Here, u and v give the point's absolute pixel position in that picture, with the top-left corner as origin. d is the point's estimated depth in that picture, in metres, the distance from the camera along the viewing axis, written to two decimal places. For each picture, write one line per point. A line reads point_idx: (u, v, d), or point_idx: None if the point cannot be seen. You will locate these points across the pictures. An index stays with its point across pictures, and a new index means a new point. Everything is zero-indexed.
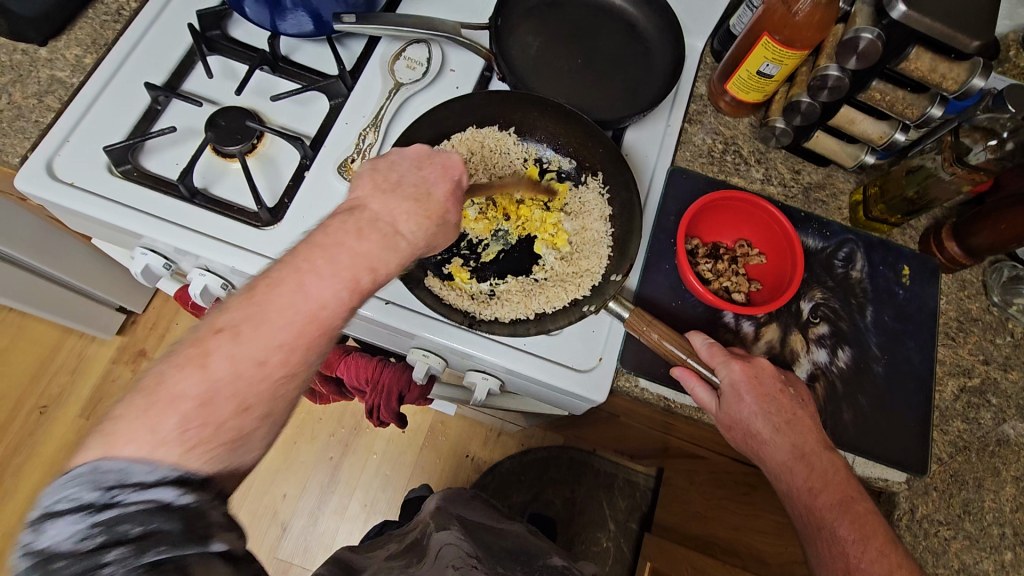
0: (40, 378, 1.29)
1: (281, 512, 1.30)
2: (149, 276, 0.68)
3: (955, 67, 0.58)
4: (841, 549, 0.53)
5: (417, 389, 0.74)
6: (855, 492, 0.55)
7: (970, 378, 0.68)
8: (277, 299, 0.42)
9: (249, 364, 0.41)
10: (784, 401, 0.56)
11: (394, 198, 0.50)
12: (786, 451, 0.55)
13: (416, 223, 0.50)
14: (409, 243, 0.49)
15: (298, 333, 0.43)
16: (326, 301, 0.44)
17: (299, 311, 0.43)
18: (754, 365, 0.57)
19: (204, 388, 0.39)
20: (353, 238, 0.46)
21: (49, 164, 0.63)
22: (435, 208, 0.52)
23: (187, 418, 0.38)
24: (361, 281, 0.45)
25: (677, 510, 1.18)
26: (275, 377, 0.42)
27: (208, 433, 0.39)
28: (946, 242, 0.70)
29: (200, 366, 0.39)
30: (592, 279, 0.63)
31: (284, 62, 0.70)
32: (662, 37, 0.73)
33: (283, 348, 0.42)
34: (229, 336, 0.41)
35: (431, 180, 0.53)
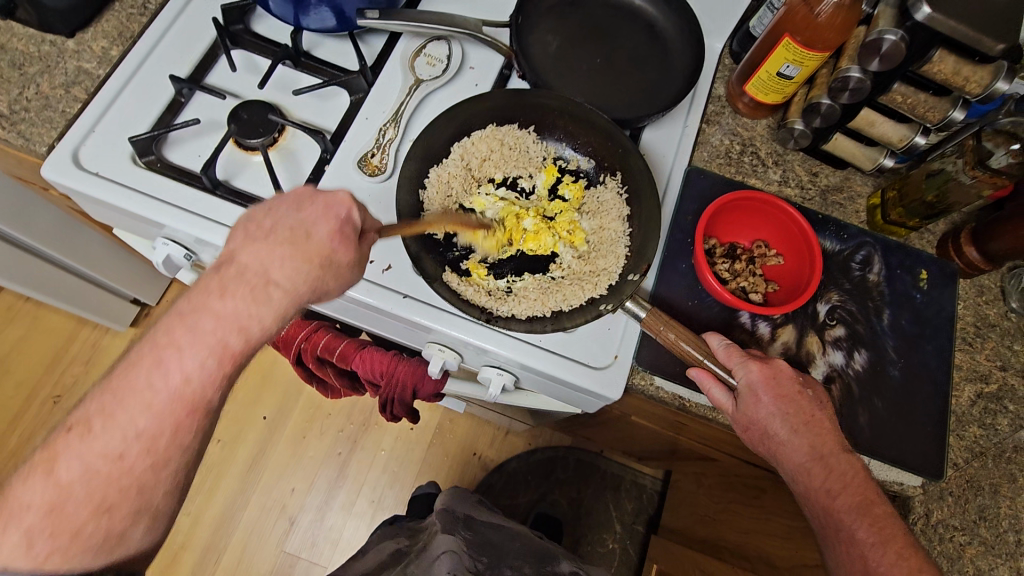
0: (54, 368, 1.30)
1: (290, 506, 1.30)
2: (170, 267, 0.69)
3: (979, 70, 0.57)
4: (859, 551, 0.53)
5: (431, 384, 0.74)
6: (874, 494, 0.55)
7: (987, 384, 0.68)
8: (132, 382, 0.45)
9: (97, 461, 0.44)
10: (802, 403, 0.56)
11: (266, 246, 0.49)
12: (804, 453, 0.55)
13: (293, 270, 0.49)
14: (286, 291, 0.49)
15: (160, 419, 0.45)
16: (188, 376, 0.46)
17: (158, 393, 0.45)
18: (771, 365, 0.57)
19: (50, 495, 0.42)
20: (216, 297, 0.47)
21: (75, 154, 0.64)
22: (316, 251, 0.50)
23: (33, 528, 0.42)
24: (229, 342, 0.47)
25: (686, 513, 1.17)
26: (136, 467, 0.45)
27: (60, 541, 0.42)
28: (964, 247, 0.69)
29: (45, 474, 0.43)
30: (609, 277, 0.63)
31: (306, 58, 0.71)
32: (683, 38, 0.73)
33: (141, 437, 0.45)
34: (77, 434, 0.44)
35: (311, 221, 0.51)
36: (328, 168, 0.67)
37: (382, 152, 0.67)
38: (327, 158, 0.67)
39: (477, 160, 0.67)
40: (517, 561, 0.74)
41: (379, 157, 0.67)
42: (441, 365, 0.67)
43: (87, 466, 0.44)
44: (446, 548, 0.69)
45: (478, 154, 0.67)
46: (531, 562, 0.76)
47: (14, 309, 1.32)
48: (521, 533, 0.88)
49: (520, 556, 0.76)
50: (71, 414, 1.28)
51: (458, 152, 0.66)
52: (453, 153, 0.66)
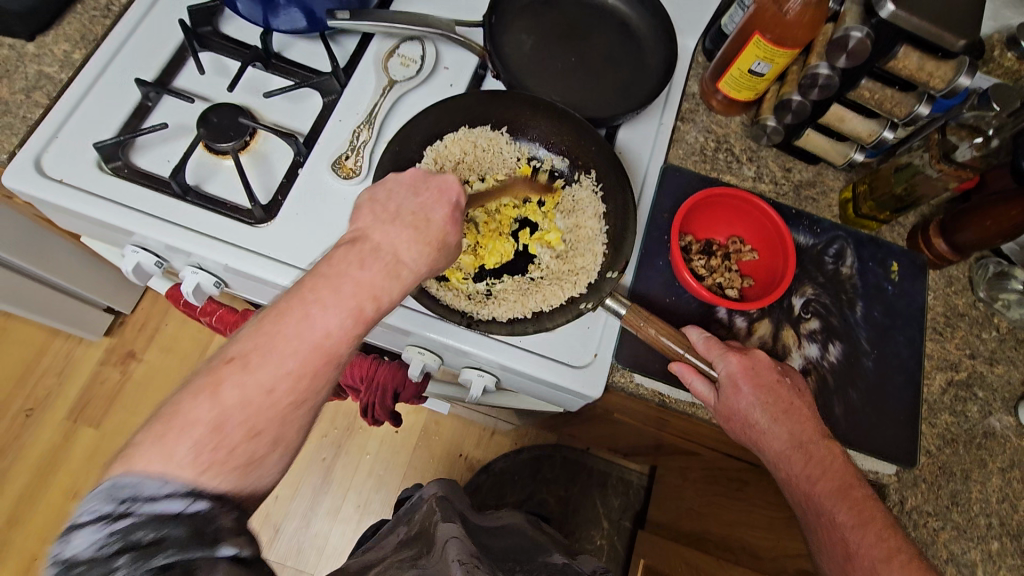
0: (26, 380, 1.27)
1: (274, 513, 1.29)
2: (140, 275, 0.68)
3: (942, 65, 0.59)
4: (840, 535, 0.53)
5: (412, 386, 0.73)
6: (853, 478, 0.55)
7: (957, 372, 0.70)
8: (285, 331, 0.43)
9: (256, 392, 0.41)
10: (781, 392, 0.57)
11: (394, 227, 0.49)
12: (784, 440, 0.56)
13: (418, 251, 0.49)
14: (414, 271, 0.49)
15: (304, 360, 0.43)
16: (330, 331, 0.44)
17: (304, 343, 0.43)
18: (750, 356, 0.58)
19: (216, 415, 0.40)
20: (355, 267, 0.46)
21: (38, 161, 0.62)
22: (436, 234, 0.51)
23: (199, 443, 0.39)
24: (365, 309, 0.45)
25: (672, 508, 1.19)
26: (283, 402, 0.42)
27: (221, 456, 0.39)
28: (934, 239, 0.71)
29: (212, 393, 0.40)
30: (588, 276, 0.62)
31: (277, 59, 0.69)
32: (655, 36, 0.74)
33: (290, 376, 0.42)
34: (239, 367, 0.41)
35: (429, 206, 0.51)
36: (302, 172, 0.66)
37: (356, 155, 0.67)
38: (300, 161, 0.66)
39: (450, 163, 0.66)
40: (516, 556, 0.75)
41: (353, 159, 0.66)
42: (421, 367, 0.67)
43: (246, 396, 0.41)
44: (451, 535, 0.67)
45: (452, 157, 0.65)
46: (522, 560, 0.74)
47: None
48: (513, 526, 0.89)
49: (510, 556, 0.75)
50: (46, 426, 1.25)
51: (431, 156, 0.64)
52: (427, 157, 0.64)
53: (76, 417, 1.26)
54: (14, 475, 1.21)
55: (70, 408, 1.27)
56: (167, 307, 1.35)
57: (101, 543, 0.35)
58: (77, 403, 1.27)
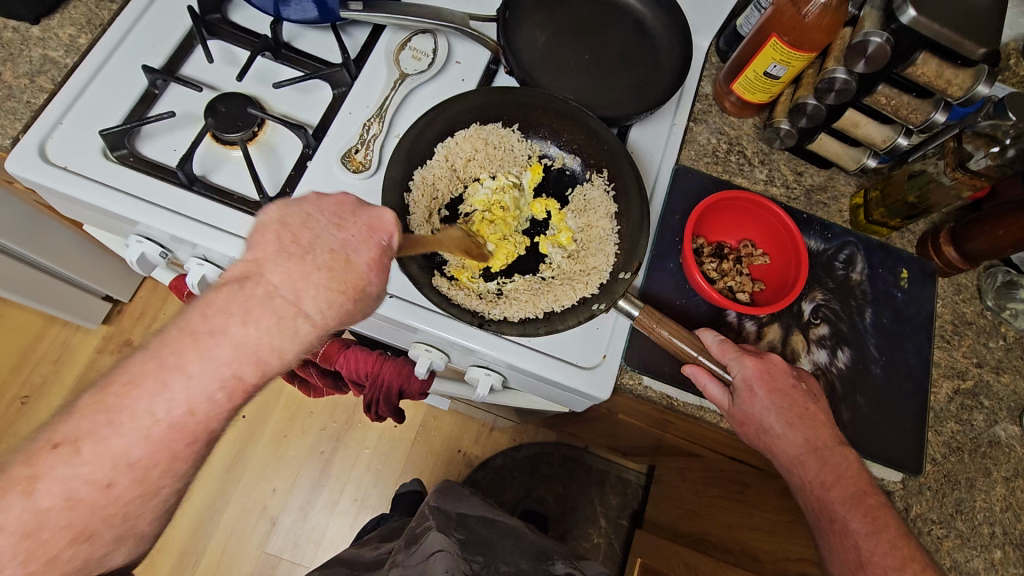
0: (21, 368, 1.26)
1: (271, 506, 1.28)
2: (145, 266, 0.67)
3: (960, 73, 0.58)
4: (853, 542, 0.53)
5: (417, 384, 0.72)
6: (868, 485, 0.55)
7: (964, 380, 0.70)
8: (133, 407, 0.38)
9: (84, 487, 0.37)
10: (796, 397, 0.56)
11: (299, 268, 0.41)
12: (800, 445, 0.55)
13: (326, 302, 0.42)
14: (315, 324, 0.42)
15: (155, 447, 0.39)
16: (194, 406, 0.40)
17: (159, 421, 0.39)
18: (766, 361, 0.57)
19: (28, 519, 0.36)
20: (236, 323, 0.40)
21: (41, 147, 0.61)
22: (354, 281, 0.43)
23: (11, 548, 0.35)
24: (245, 376, 0.41)
25: (670, 508, 1.19)
26: (125, 497, 0.39)
27: (36, 564, 0.36)
28: (943, 247, 0.71)
29: (25, 494, 0.36)
30: (600, 276, 0.62)
31: (287, 49, 0.68)
32: (670, 35, 0.73)
33: (134, 465, 0.38)
34: (67, 455, 0.37)
35: (351, 245, 0.44)
36: (311, 164, 0.65)
37: (366, 148, 0.66)
38: (309, 153, 0.65)
39: (462, 160, 0.65)
40: (513, 558, 0.76)
41: (363, 153, 0.66)
42: (428, 365, 0.66)
43: (69, 493, 0.37)
44: (438, 547, 0.70)
45: (463, 154, 0.65)
46: (521, 560, 0.74)
47: None
48: (513, 525, 0.88)
49: (510, 555, 0.75)
50: (42, 414, 1.24)
51: (442, 152, 0.63)
52: (438, 153, 0.63)
53: None
54: None
55: (67, 396, 1.25)
56: (166, 296, 1.33)
57: None
58: (73, 392, 1.26)
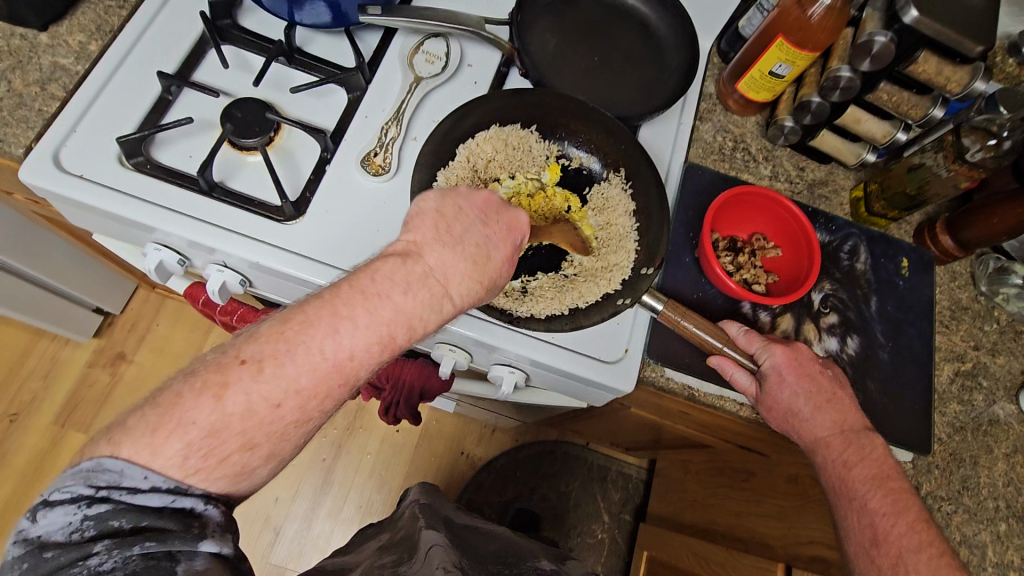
0: (8, 385, 1.22)
1: (274, 516, 1.27)
2: (162, 274, 0.66)
3: (959, 70, 0.62)
4: (871, 520, 0.55)
5: (438, 384, 0.73)
6: (890, 469, 0.57)
7: (963, 363, 0.73)
8: (308, 341, 0.43)
9: (263, 404, 0.41)
10: (824, 383, 0.59)
11: (455, 253, 0.48)
12: (825, 427, 0.58)
13: (468, 289, 0.48)
14: (456, 306, 0.48)
15: (318, 381, 0.43)
16: (353, 353, 0.44)
17: (325, 359, 0.43)
18: (795, 349, 0.60)
19: (215, 420, 0.39)
20: (399, 293, 0.45)
21: (56, 155, 0.60)
22: (490, 272, 0.50)
23: (191, 446, 0.38)
24: (396, 337, 0.45)
25: (674, 500, 1.21)
26: (286, 420, 0.42)
27: (209, 464, 0.39)
28: (940, 235, 0.74)
29: (216, 398, 0.40)
30: (622, 272, 0.63)
31: (300, 54, 0.68)
32: (676, 36, 0.75)
33: (299, 393, 0.42)
34: (252, 370, 0.41)
35: (492, 241, 0.51)
36: (331, 169, 0.65)
37: (385, 151, 0.66)
38: (328, 158, 0.65)
39: (482, 160, 0.65)
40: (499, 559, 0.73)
41: (382, 156, 0.66)
42: (452, 365, 0.68)
43: (250, 406, 0.40)
44: (435, 541, 0.67)
45: (484, 156, 0.65)
46: (510, 563, 0.72)
47: None
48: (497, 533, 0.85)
49: (499, 557, 0.73)
50: (32, 431, 1.21)
51: (463, 154, 0.64)
52: (459, 155, 0.64)
53: (65, 421, 1.22)
54: None
55: (59, 411, 1.22)
56: (160, 306, 1.31)
57: (72, 527, 0.36)
58: (64, 407, 1.23)
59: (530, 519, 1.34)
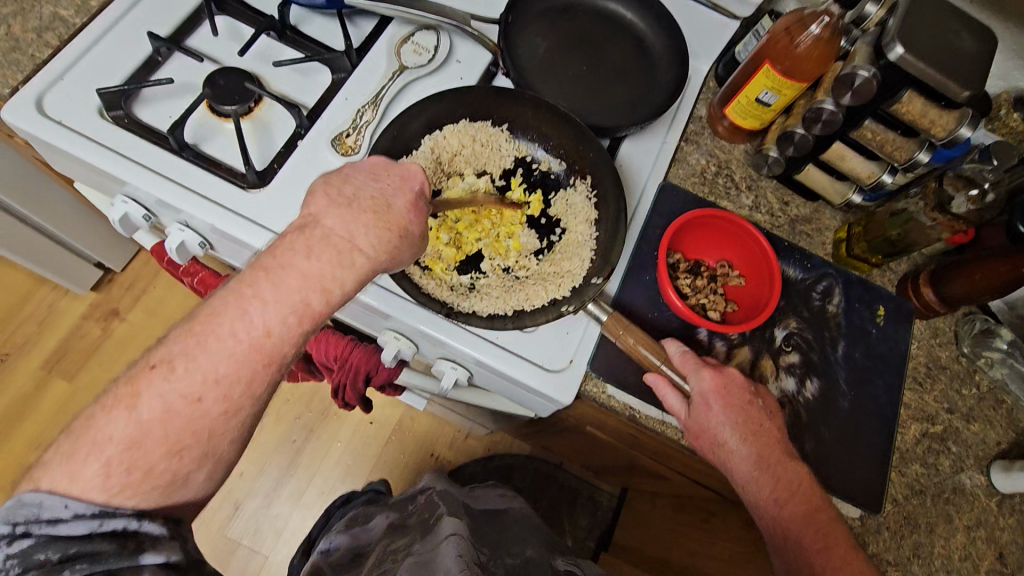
0: (4, 326, 1.26)
1: (236, 490, 1.27)
2: (127, 227, 0.67)
3: (944, 114, 0.59)
4: (807, 561, 0.52)
5: (384, 372, 0.72)
6: (819, 500, 0.55)
7: (933, 424, 0.69)
8: (217, 329, 0.44)
9: (181, 400, 0.42)
10: (752, 412, 0.56)
11: (349, 212, 0.49)
12: (753, 461, 0.55)
13: (375, 236, 0.49)
14: (369, 258, 0.49)
15: (238, 366, 0.44)
16: (270, 329, 0.45)
17: (239, 341, 0.44)
18: (724, 374, 0.57)
19: (132, 431, 0.41)
20: (302, 257, 0.47)
21: (39, 100, 0.62)
22: (396, 219, 0.51)
23: (111, 462, 0.40)
24: (311, 302, 0.46)
25: (636, 533, 1.18)
26: (213, 412, 0.43)
27: (134, 478, 0.40)
28: (923, 288, 0.71)
29: (128, 408, 0.41)
30: (573, 280, 0.62)
31: (292, 31, 0.69)
32: (668, 54, 0.74)
33: (220, 382, 0.43)
34: (164, 371, 0.42)
35: (388, 191, 0.52)
36: (301, 144, 0.66)
37: (357, 133, 0.67)
38: (301, 133, 0.66)
39: (448, 154, 0.65)
40: (519, 549, 0.71)
41: (354, 137, 0.67)
42: (396, 354, 0.67)
43: (167, 404, 0.42)
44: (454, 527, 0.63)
45: (449, 149, 0.65)
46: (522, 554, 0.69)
47: None
48: (512, 516, 0.83)
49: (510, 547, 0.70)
50: (19, 374, 1.25)
51: (428, 144, 0.64)
52: (424, 145, 0.64)
53: (51, 369, 1.26)
54: None
55: (47, 358, 1.26)
56: (158, 269, 1.34)
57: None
58: (52, 354, 1.27)
59: None
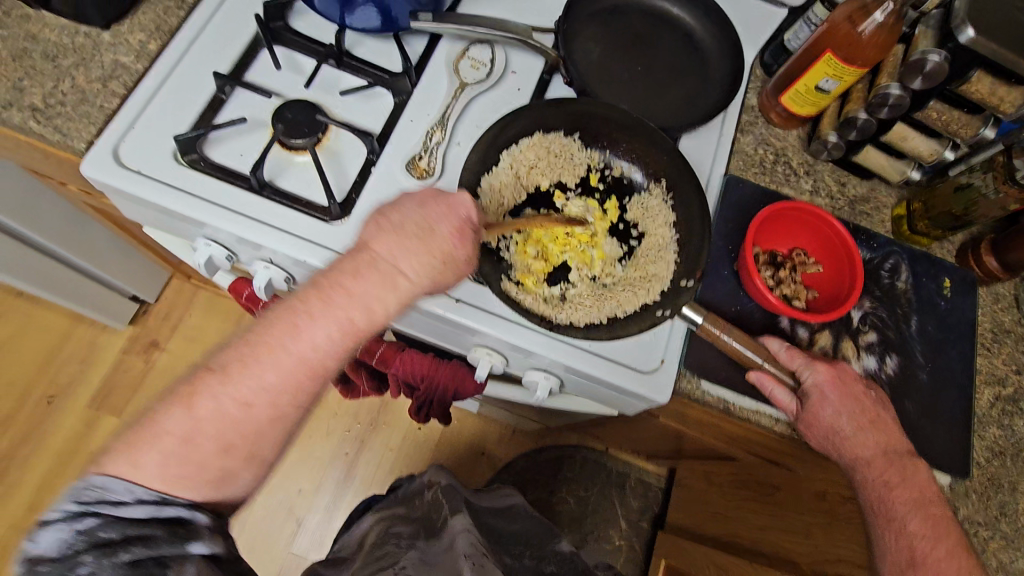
0: (46, 367, 1.26)
1: (297, 507, 1.29)
2: (211, 268, 0.68)
3: (1014, 91, 0.60)
4: (910, 542, 0.57)
5: (472, 385, 0.74)
6: (932, 495, 0.60)
7: (1004, 387, 0.72)
8: (268, 341, 0.48)
9: (233, 405, 0.47)
10: (866, 404, 0.61)
11: (397, 239, 0.52)
12: (870, 447, 0.60)
13: (420, 263, 0.52)
14: (412, 282, 0.52)
15: (284, 376, 0.48)
16: (317, 346, 0.49)
17: (290, 353, 0.48)
18: (837, 368, 0.62)
19: (187, 426, 0.45)
20: (348, 278, 0.50)
21: (115, 150, 0.62)
22: (438, 247, 0.52)
23: (168, 453, 0.44)
24: (357, 322, 0.50)
25: (692, 512, 1.21)
26: (260, 418, 0.48)
27: (189, 469, 0.45)
28: (985, 257, 0.73)
29: (186, 406, 0.46)
30: (661, 284, 0.64)
31: (349, 57, 0.69)
32: (720, 48, 0.75)
33: (270, 391, 0.48)
34: (218, 376, 0.47)
35: (434, 219, 0.53)
36: (375, 170, 0.66)
37: (429, 156, 0.67)
38: (373, 159, 0.66)
39: (525, 167, 0.66)
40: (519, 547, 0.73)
41: (427, 160, 0.67)
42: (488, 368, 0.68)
43: (220, 408, 0.46)
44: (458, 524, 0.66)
45: (527, 162, 0.66)
46: (532, 545, 0.75)
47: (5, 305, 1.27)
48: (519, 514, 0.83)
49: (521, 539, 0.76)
50: (68, 414, 1.24)
51: (507, 160, 0.65)
52: (503, 160, 0.65)
53: (99, 406, 1.26)
54: (37, 461, 1.21)
55: (93, 396, 1.26)
56: (191, 297, 1.34)
57: (65, 542, 0.40)
58: (99, 391, 1.27)
59: None
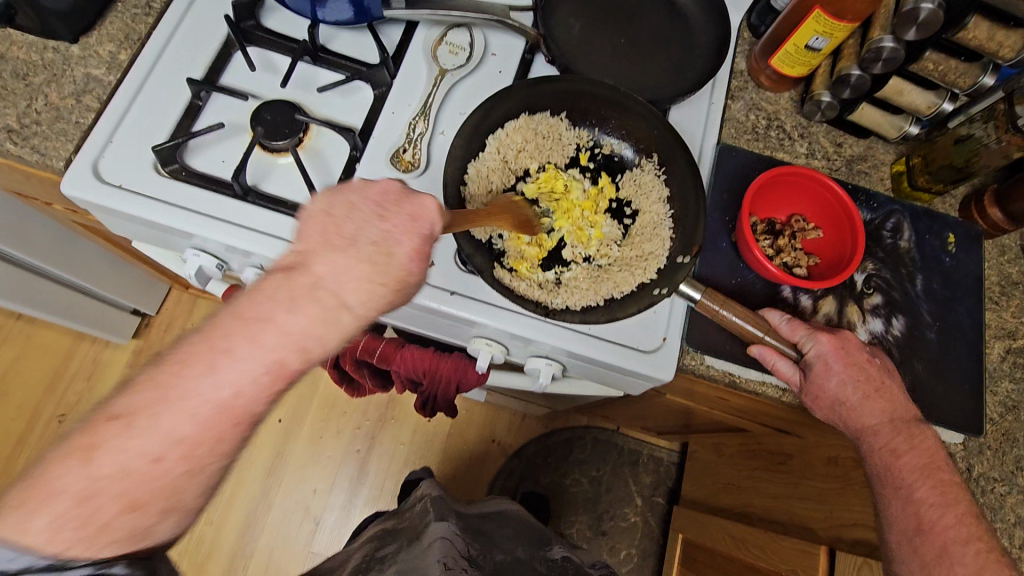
0: (54, 387, 1.27)
1: (313, 506, 1.30)
2: (202, 278, 0.68)
3: (1012, 34, 0.60)
4: (917, 509, 0.56)
5: (475, 375, 0.73)
6: (941, 461, 0.58)
7: (1014, 340, 0.71)
8: (183, 384, 0.41)
9: (137, 459, 0.39)
10: (871, 371, 0.60)
11: (344, 258, 0.45)
12: (876, 415, 0.59)
13: (370, 293, 0.46)
14: (356, 314, 0.46)
15: (202, 427, 0.41)
16: (240, 389, 0.42)
17: (206, 402, 0.41)
18: (840, 336, 0.61)
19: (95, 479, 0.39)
20: (283, 310, 0.43)
21: (94, 166, 0.61)
22: (395, 272, 0.47)
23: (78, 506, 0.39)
24: (288, 361, 0.43)
25: (705, 484, 1.21)
26: (174, 472, 0.40)
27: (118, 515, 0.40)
28: (989, 209, 0.71)
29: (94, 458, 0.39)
30: (657, 261, 0.62)
31: (324, 53, 0.68)
32: (703, 14, 0.72)
33: (182, 443, 0.40)
34: (121, 426, 0.39)
35: (393, 235, 0.47)
36: (360, 166, 0.65)
37: (413, 148, 0.66)
38: (357, 155, 0.65)
39: (513, 151, 0.65)
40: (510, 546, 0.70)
41: (411, 152, 0.66)
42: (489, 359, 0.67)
43: (125, 464, 0.39)
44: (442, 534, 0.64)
45: (514, 146, 0.65)
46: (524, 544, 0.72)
47: (8, 329, 1.28)
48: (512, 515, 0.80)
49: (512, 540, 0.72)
50: None
51: (494, 145, 0.64)
52: (490, 145, 0.64)
53: None
54: None
55: None
56: (191, 306, 1.34)
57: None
58: None
59: (533, 501, 1.34)
